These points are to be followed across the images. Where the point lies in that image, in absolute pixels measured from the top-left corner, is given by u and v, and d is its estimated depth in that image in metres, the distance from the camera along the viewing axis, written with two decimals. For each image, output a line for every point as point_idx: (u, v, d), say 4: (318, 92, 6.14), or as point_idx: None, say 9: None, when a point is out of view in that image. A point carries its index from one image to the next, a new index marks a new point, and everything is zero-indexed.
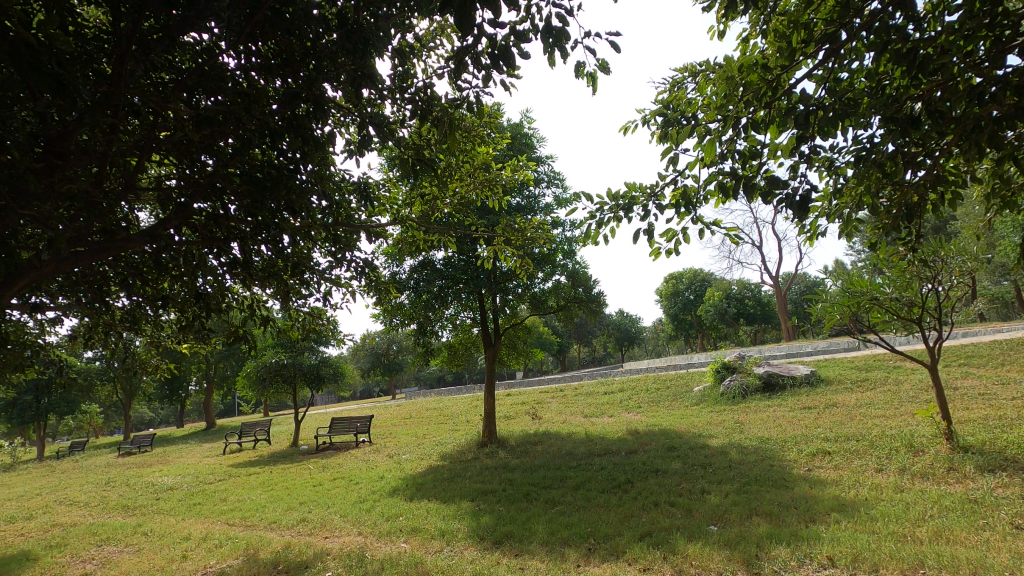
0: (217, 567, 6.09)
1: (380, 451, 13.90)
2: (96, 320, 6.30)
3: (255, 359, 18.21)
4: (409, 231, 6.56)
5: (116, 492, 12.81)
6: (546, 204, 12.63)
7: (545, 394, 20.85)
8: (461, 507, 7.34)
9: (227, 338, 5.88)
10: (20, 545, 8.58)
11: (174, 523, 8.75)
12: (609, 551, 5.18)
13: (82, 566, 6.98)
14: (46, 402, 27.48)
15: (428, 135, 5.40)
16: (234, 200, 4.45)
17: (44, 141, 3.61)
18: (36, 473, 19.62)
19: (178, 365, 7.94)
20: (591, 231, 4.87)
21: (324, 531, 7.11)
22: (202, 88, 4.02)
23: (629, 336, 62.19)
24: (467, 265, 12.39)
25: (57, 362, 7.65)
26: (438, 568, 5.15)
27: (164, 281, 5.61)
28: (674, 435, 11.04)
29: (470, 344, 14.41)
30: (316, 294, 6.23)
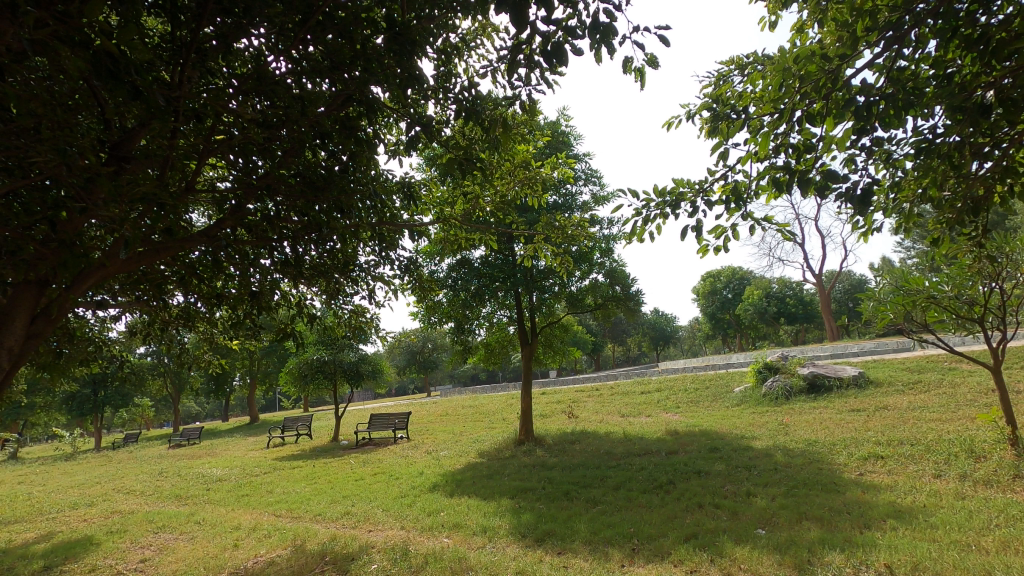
0: (267, 557, 6.30)
1: (418, 447, 14.11)
2: (155, 317, 6.61)
3: (298, 356, 18.72)
4: (450, 230, 6.62)
5: (169, 482, 13.37)
6: (584, 202, 12.56)
7: (580, 393, 20.76)
8: (501, 504, 7.38)
9: (276, 334, 6.05)
10: (85, 530, 9.06)
11: (224, 513, 9.10)
12: (653, 551, 5.13)
13: (141, 552, 7.32)
14: (102, 395, 28.87)
15: (471, 135, 5.43)
16: (285, 200, 4.56)
17: (110, 146, 3.78)
18: (96, 463, 20.71)
19: (228, 360, 8.22)
20: (637, 229, 4.79)
21: (368, 525, 7.26)
22: (256, 93, 4.15)
23: (665, 335, 61.35)
24: (504, 264, 12.45)
25: (118, 357, 8.04)
26: (482, 564, 5.19)
27: (217, 280, 5.81)
28: (716, 436, 10.84)
29: (506, 342, 14.45)
30: (362, 293, 6.35)
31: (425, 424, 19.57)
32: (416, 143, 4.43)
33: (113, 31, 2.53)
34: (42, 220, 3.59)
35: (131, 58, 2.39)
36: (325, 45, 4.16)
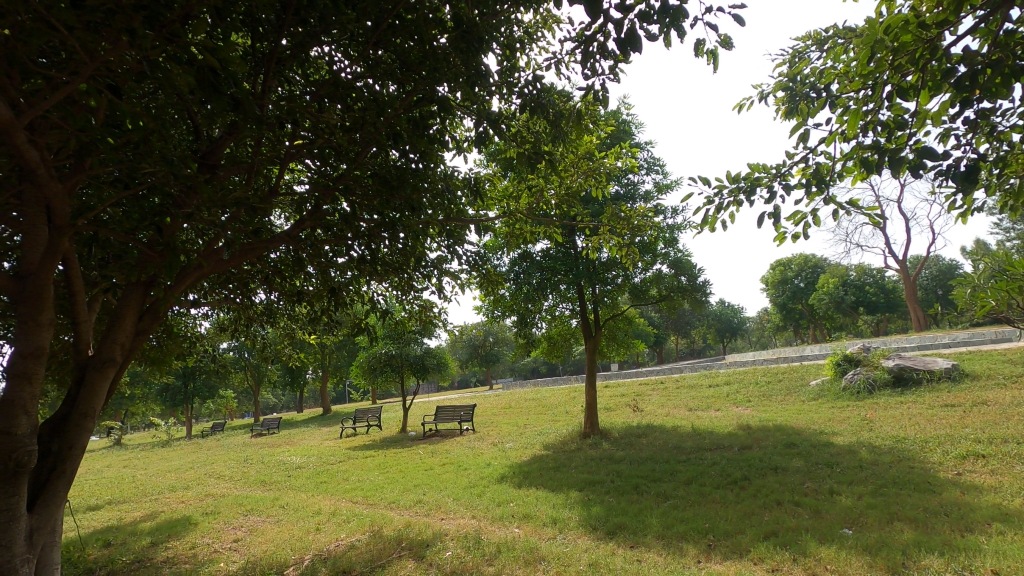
0: (347, 540, 6.62)
1: (484, 439, 14.37)
2: (241, 314, 7.05)
3: (367, 350, 19.47)
4: (514, 224, 6.66)
5: (254, 469, 14.29)
6: (646, 192, 12.31)
7: (644, 386, 20.42)
8: (569, 497, 7.39)
9: (352, 329, 6.32)
10: (183, 510, 9.86)
11: (305, 498, 9.63)
12: (731, 548, 5.00)
13: (234, 532, 7.88)
14: (191, 387, 31.20)
15: (536, 129, 5.44)
16: (361, 200, 4.71)
17: (202, 155, 4.07)
18: (189, 450, 22.44)
19: (306, 354, 8.66)
20: (709, 217, 4.66)
21: (440, 513, 7.48)
22: (333, 97, 4.32)
23: (731, 327, 59.26)
24: (566, 256, 12.41)
25: (208, 351, 8.66)
26: (554, 555, 5.22)
27: (297, 278, 6.11)
28: (791, 430, 10.38)
29: (569, 335, 14.42)
30: (431, 288, 6.51)
31: (490, 416, 19.87)
32: (484, 140, 4.46)
33: (213, 47, 2.69)
34: (148, 227, 3.91)
35: (233, 72, 2.54)
36: (395, 48, 4.28)
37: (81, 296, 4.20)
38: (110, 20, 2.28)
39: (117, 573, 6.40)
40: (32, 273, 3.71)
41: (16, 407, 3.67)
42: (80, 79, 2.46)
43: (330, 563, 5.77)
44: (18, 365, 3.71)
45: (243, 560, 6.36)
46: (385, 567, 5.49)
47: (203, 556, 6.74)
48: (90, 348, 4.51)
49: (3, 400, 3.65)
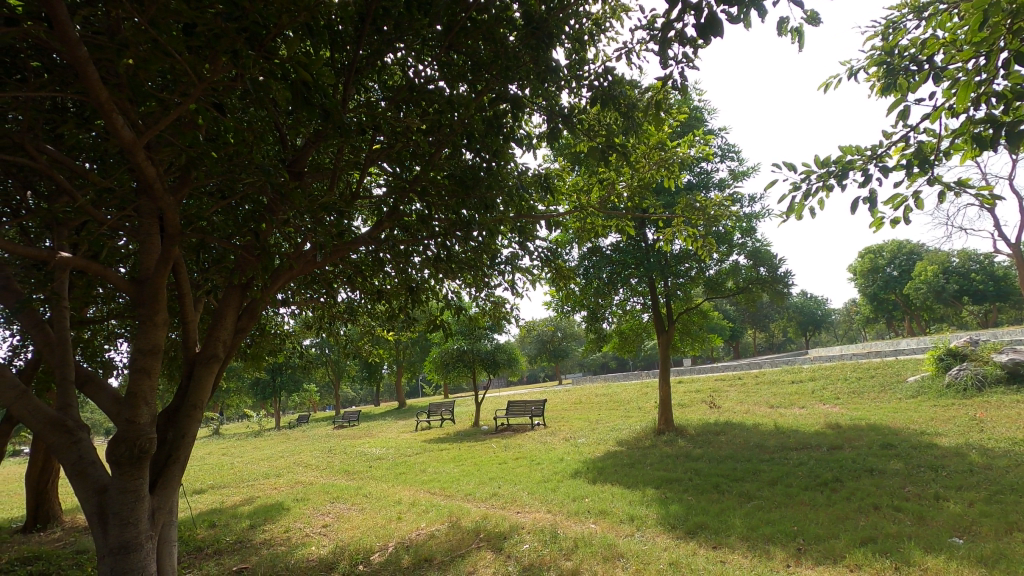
0: (428, 530, 6.85)
1: (555, 434, 14.38)
2: (325, 312, 7.44)
3: (439, 346, 20.00)
4: (585, 218, 6.59)
5: (338, 459, 15.07)
6: (720, 180, 11.83)
7: (721, 382, 19.68)
8: (646, 494, 7.26)
9: (428, 326, 6.50)
10: (276, 496, 10.58)
11: (386, 488, 10.06)
12: (823, 553, 4.74)
13: (323, 518, 8.37)
14: (279, 380, 33.32)
15: (606, 121, 5.35)
16: (436, 200, 4.81)
17: (290, 163, 4.32)
18: (279, 439, 23.99)
19: (384, 350, 8.99)
20: (795, 205, 4.42)
21: (515, 506, 7.59)
22: (407, 102, 4.46)
23: (814, 320, 55.95)
24: (637, 249, 12.16)
25: (296, 347, 9.20)
26: (633, 552, 5.17)
27: (376, 277, 6.35)
28: (888, 430, 9.65)
29: (640, 330, 14.15)
30: (503, 284, 6.56)
31: (560, 411, 19.87)
32: (556, 135, 4.44)
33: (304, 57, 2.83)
34: (245, 233, 4.20)
35: (324, 84, 2.66)
36: (468, 50, 4.35)
37: (189, 298, 4.59)
38: (216, 43, 2.45)
39: (223, 551, 6.97)
40: (148, 278, 4.09)
41: (137, 399, 4.08)
42: (190, 99, 2.68)
43: (412, 551, 6.00)
44: (139, 360, 4.12)
45: (332, 544, 6.73)
46: (464, 557, 5.63)
47: (296, 539, 7.20)
48: (197, 346, 4.91)
49: (128, 392, 4.07)
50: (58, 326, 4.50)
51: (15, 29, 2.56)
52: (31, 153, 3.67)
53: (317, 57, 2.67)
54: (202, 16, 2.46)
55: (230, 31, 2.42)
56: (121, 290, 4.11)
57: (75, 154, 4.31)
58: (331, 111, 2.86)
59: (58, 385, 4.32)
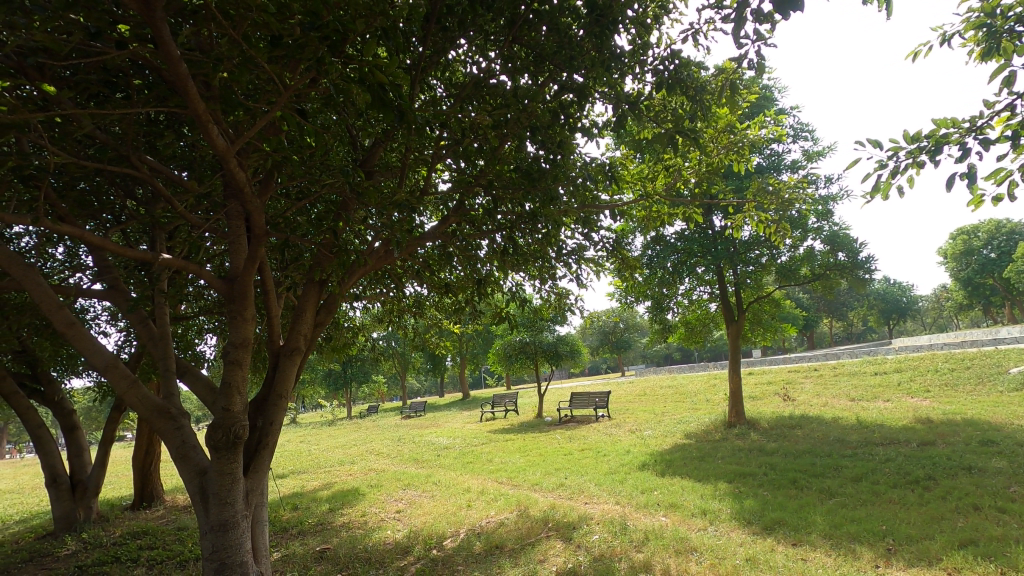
0: (497, 518, 6.99)
1: (621, 426, 14.23)
2: (394, 306, 7.69)
3: (502, 338, 20.23)
4: (651, 207, 6.46)
5: (407, 447, 15.61)
6: (793, 161, 11.24)
7: (795, 374, 18.77)
8: (718, 488, 7.06)
9: (495, 318, 6.59)
10: (352, 482, 11.11)
11: (455, 477, 10.33)
12: (917, 555, 4.46)
13: (397, 504, 8.71)
14: (350, 372, 34.80)
15: (672, 106, 5.19)
16: (503, 194, 4.84)
17: (362, 163, 4.49)
18: (351, 428, 25.09)
19: (450, 342, 9.21)
20: (881, 184, 4.15)
21: (583, 497, 7.60)
22: (472, 97, 4.51)
23: (899, 308, 52.25)
24: (703, 237, 11.78)
25: (367, 340, 9.59)
26: (707, 547, 5.06)
27: (442, 271, 6.49)
28: (987, 426, 8.91)
29: (708, 320, 13.74)
30: (569, 276, 6.55)
31: (624, 403, 19.65)
32: (622, 123, 4.37)
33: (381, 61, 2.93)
34: (323, 232, 4.40)
35: (400, 86, 2.74)
36: (531, 42, 4.34)
37: (273, 293, 4.87)
38: (301, 53, 2.58)
39: (306, 532, 7.41)
40: (238, 277, 4.38)
41: (231, 388, 4.40)
42: (277, 107, 2.84)
43: (484, 537, 6.14)
44: (231, 353, 4.44)
45: (406, 529, 6.99)
46: (534, 545, 5.71)
47: (373, 523, 7.54)
48: (281, 339, 5.20)
49: (222, 383, 4.39)
50: (160, 323, 4.93)
51: (124, 52, 2.79)
52: (135, 164, 4.01)
53: (393, 59, 2.75)
54: (286, 27, 2.59)
55: (313, 40, 2.54)
56: (214, 287, 4.42)
57: (170, 162, 4.66)
58: (407, 110, 2.95)
59: (161, 376, 4.73)
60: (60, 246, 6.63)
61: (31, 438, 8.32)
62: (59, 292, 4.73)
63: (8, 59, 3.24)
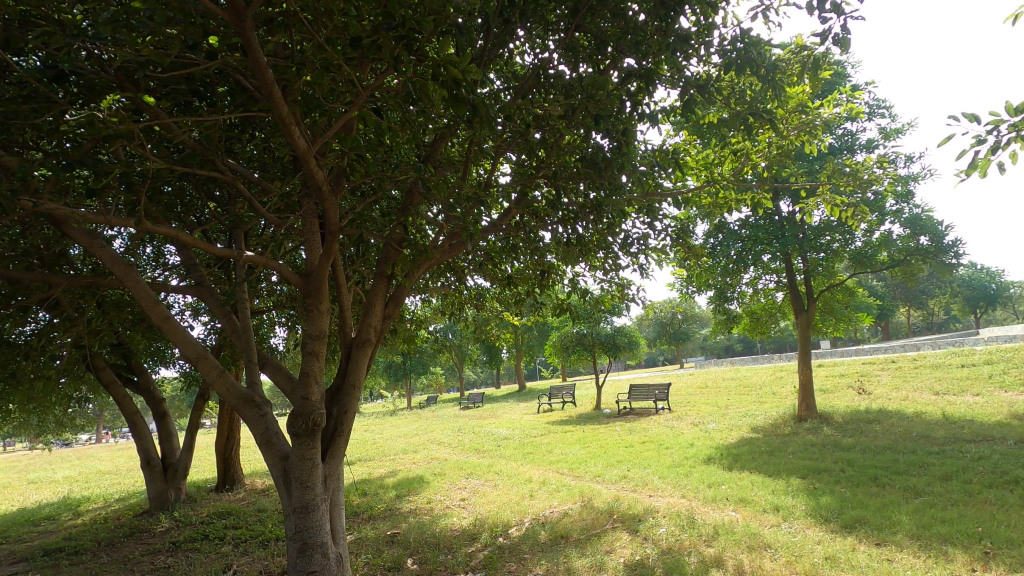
0: (561, 508, 7.03)
1: (683, 419, 13.93)
2: (456, 299, 7.83)
3: (559, 330, 20.18)
4: (716, 194, 6.26)
5: (468, 437, 15.90)
6: (869, 140, 10.58)
7: (871, 366, 17.74)
8: (790, 484, 6.80)
9: (556, 309, 6.60)
10: (417, 470, 11.45)
11: (516, 467, 10.44)
12: (1018, 560, 4.15)
13: (461, 492, 8.92)
14: (410, 364, 35.74)
15: (740, 87, 4.98)
16: (570, 182, 4.79)
17: (428, 158, 4.57)
18: (413, 418, 25.80)
19: (511, 333, 9.29)
20: (978, 161, 3.83)
21: (647, 490, 7.52)
22: (535, 88, 4.51)
23: (988, 295, 48.28)
24: (770, 223, 11.30)
25: (429, 331, 9.81)
26: (782, 544, 4.90)
27: (504, 263, 6.54)
28: None
29: (775, 310, 13.21)
30: (631, 265, 6.45)
31: (685, 396, 19.21)
32: (690, 108, 4.24)
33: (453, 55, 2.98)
34: (393, 227, 4.52)
35: (472, 80, 2.79)
36: (593, 29, 4.30)
37: (345, 287, 5.07)
38: (380, 53, 2.67)
39: (376, 517, 7.72)
40: (315, 272, 4.58)
41: (309, 378, 4.63)
42: (356, 107, 2.96)
43: (549, 527, 6.20)
44: (309, 344, 4.67)
45: (472, 517, 7.15)
46: (601, 536, 5.71)
47: (439, 510, 7.75)
48: (352, 331, 5.41)
49: (301, 373, 4.62)
50: (242, 316, 5.24)
51: (214, 61, 2.97)
52: (220, 168, 4.26)
53: (464, 54, 2.80)
54: (364, 29, 2.68)
55: (388, 40, 2.62)
56: (292, 282, 4.65)
57: (249, 165, 4.91)
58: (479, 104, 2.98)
59: (245, 366, 5.03)
60: (150, 245, 7.13)
61: (128, 423, 9.04)
62: (153, 289, 5.09)
63: (109, 74, 3.53)
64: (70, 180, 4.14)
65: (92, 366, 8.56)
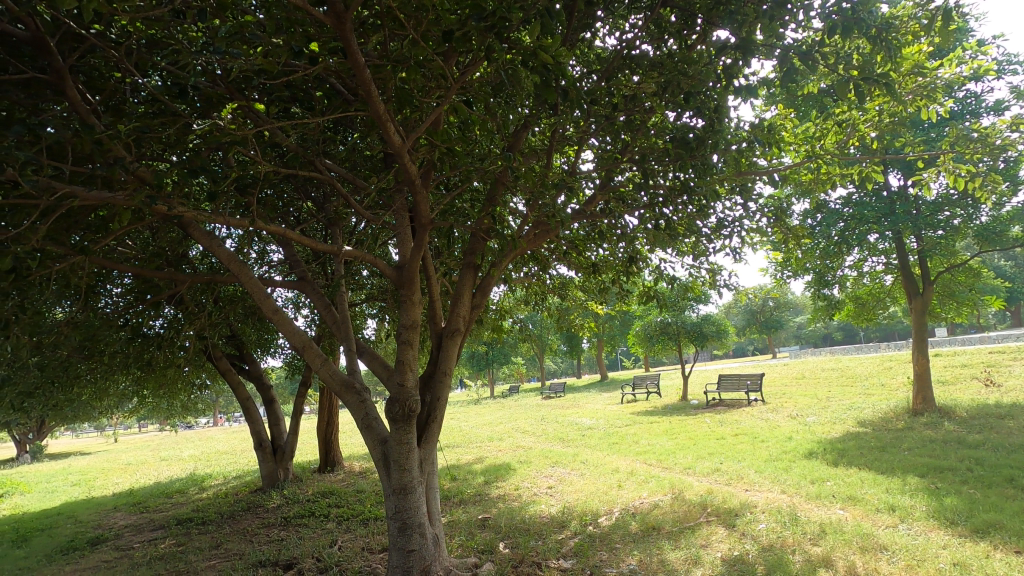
0: (650, 500, 6.89)
1: (779, 411, 13.17)
2: (540, 288, 7.83)
3: (642, 319, 19.70)
4: (818, 170, 5.80)
5: (552, 427, 15.96)
6: (997, 101, 9.37)
7: (1001, 355, 15.85)
8: (907, 482, 6.24)
9: (643, 296, 6.45)
10: (504, 457, 11.67)
11: (602, 457, 10.36)
12: None
13: (547, 480, 8.98)
14: (492, 354, 36.42)
15: (845, 51, 4.57)
16: (659, 166, 4.64)
17: (513, 148, 4.58)
18: (496, 407, 26.24)
19: (595, 322, 9.18)
20: None
21: (743, 484, 7.19)
22: (620, 69, 4.39)
23: None
24: (878, 201, 10.35)
25: (513, 321, 9.91)
26: (901, 546, 4.52)
27: (588, 251, 6.46)
28: None
29: (884, 295, 12.15)
30: (723, 250, 6.16)
31: (781, 387, 18.15)
32: (791, 78, 3.95)
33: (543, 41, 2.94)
34: (481, 217, 4.58)
35: (562, 64, 2.77)
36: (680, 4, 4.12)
37: (435, 278, 5.24)
38: (473, 45, 2.71)
39: (467, 501, 7.96)
40: (408, 263, 4.76)
41: (404, 365, 4.84)
42: (449, 97, 3.01)
43: (639, 518, 6.10)
44: (404, 333, 4.88)
45: (560, 505, 7.17)
46: (694, 529, 5.54)
47: (527, 497, 7.85)
48: (442, 321, 5.58)
49: (397, 361, 4.83)
50: (341, 308, 5.56)
51: (315, 67, 3.14)
52: (319, 167, 4.51)
53: (555, 40, 2.77)
54: (457, 23, 2.72)
55: (479, 31, 2.65)
56: (387, 275, 4.86)
57: (344, 164, 5.16)
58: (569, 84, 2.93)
59: (344, 355, 5.34)
60: (258, 244, 7.73)
61: (242, 408, 9.87)
62: (262, 284, 5.50)
63: (222, 86, 3.82)
64: (191, 188, 4.57)
65: (212, 356, 9.43)
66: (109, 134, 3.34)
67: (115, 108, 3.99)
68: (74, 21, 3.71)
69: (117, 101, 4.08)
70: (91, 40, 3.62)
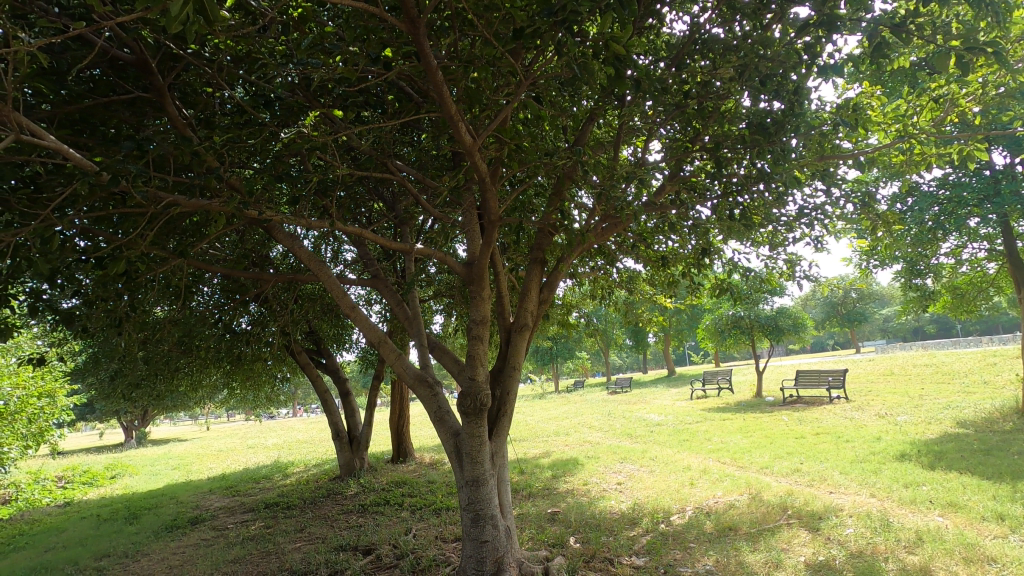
0: (726, 499, 6.67)
1: (865, 410, 12.36)
2: (607, 282, 7.72)
3: (712, 312, 19.01)
4: (910, 151, 5.38)
5: (619, 422, 15.76)
6: None
7: None
8: (1018, 489, 5.69)
9: (716, 289, 6.22)
10: (571, 452, 11.65)
11: (672, 454, 10.11)
12: None
13: (616, 476, 8.88)
14: (555, 348, 36.33)
15: (943, 18, 4.17)
16: (734, 153, 4.43)
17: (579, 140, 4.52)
18: (561, 402, 26.19)
19: (662, 316, 8.96)
20: None
21: (826, 486, 6.81)
22: (690, 54, 4.22)
23: None
24: (980, 181, 9.42)
25: (579, 315, 9.84)
26: (1013, 559, 4.15)
27: (657, 244, 6.30)
28: None
29: (987, 283, 11.08)
30: (802, 239, 5.84)
31: (867, 383, 17.00)
32: (880, 54, 3.67)
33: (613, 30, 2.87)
34: (548, 211, 4.56)
35: (635, 54, 2.70)
36: None
37: (503, 274, 5.27)
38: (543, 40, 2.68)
39: (536, 494, 8.02)
40: (477, 259, 4.82)
41: (475, 360, 4.91)
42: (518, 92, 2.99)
43: (714, 518, 5.92)
44: (474, 328, 4.96)
45: (630, 501, 7.08)
46: (774, 532, 5.32)
47: (596, 492, 7.80)
48: (510, 316, 5.62)
49: (468, 355, 4.91)
50: (412, 305, 5.71)
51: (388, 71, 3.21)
52: (390, 168, 4.63)
53: (627, 28, 2.69)
54: (527, 19, 2.69)
55: (550, 25, 2.61)
56: (456, 272, 4.95)
57: (412, 164, 5.28)
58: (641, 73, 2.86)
59: (416, 350, 5.49)
60: (333, 244, 8.08)
61: (320, 399, 10.38)
62: (339, 282, 5.75)
63: (300, 94, 4.01)
64: (274, 193, 4.83)
65: (292, 350, 9.97)
66: (204, 146, 3.61)
67: (207, 121, 4.29)
68: (171, 41, 4.01)
69: (208, 114, 4.36)
70: (186, 59, 3.91)
